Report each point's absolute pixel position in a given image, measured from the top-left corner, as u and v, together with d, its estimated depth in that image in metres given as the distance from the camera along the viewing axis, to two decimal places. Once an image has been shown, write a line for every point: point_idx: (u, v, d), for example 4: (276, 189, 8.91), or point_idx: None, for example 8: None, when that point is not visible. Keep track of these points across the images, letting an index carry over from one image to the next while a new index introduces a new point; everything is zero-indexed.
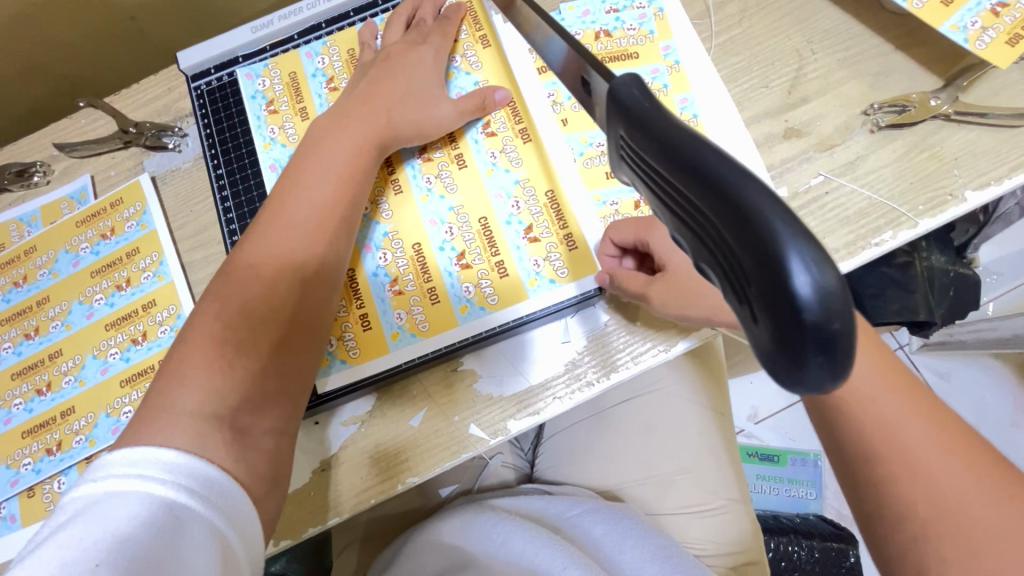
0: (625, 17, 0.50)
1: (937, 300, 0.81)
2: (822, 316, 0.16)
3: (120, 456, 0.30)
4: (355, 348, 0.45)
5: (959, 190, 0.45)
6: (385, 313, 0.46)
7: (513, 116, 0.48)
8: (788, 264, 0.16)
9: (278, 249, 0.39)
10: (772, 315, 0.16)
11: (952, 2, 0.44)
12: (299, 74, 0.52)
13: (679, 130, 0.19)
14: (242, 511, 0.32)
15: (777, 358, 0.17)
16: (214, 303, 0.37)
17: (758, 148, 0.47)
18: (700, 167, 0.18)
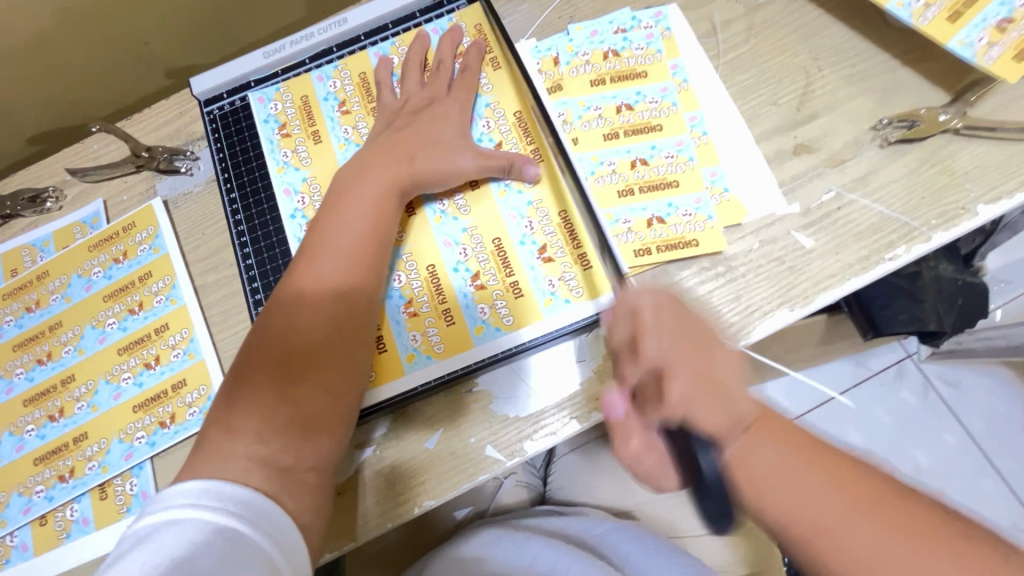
0: (633, 37, 0.51)
1: (946, 309, 0.81)
2: None
3: (181, 487, 0.34)
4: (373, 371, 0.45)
5: (971, 204, 0.45)
6: (400, 336, 0.46)
7: (525, 140, 0.49)
8: None
9: (312, 291, 0.41)
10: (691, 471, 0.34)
11: (958, 20, 0.45)
12: (311, 97, 0.53)
13: None
14: (285, 538, 0.34)
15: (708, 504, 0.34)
16: (258, 349, 0.40)
17: (769, 165, 0.47)
18: None
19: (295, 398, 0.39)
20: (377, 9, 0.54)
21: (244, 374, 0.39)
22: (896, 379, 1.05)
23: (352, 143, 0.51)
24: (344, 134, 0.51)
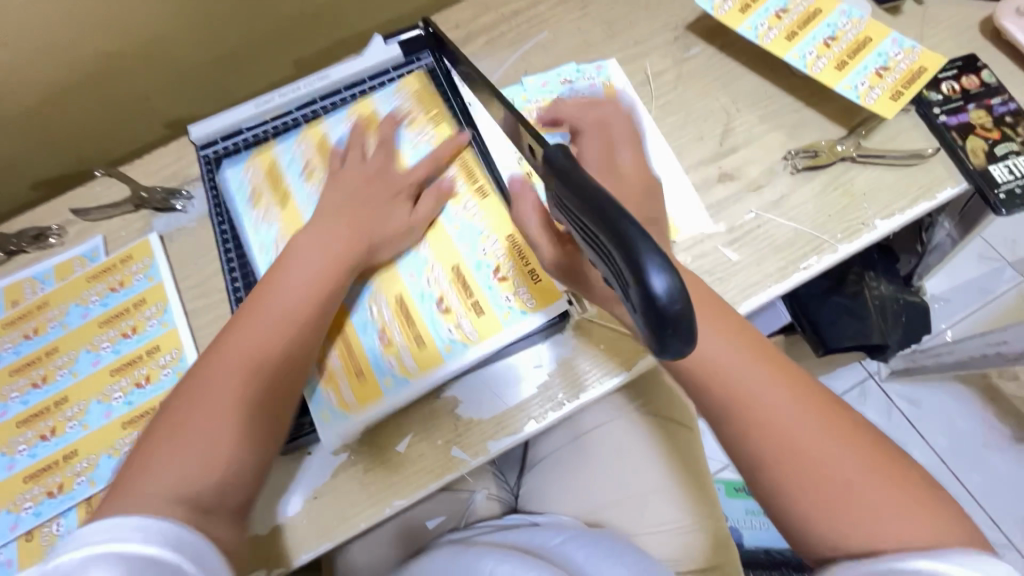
0: (577, 87, 0.59)
1: (891, 327, 0.88)
2: (670, 300, 0.20)
3: (85, 528, 0.34)
4: (355, 398, 0.48)
5: (870, 220, 0.52)
6: (378, 364, 0.49)
7: (468, 180, 0.55)
8: (644, 261, 0.20)
9: (266, 325, 0.45)
10: (643, 311, 0.21)
11: (844, 68, 0.54)
12: (276, 164, 0.59)
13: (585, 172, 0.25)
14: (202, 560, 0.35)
15: (656, 340, 0.21)
16: (188, 386, 0.43)
17: (697, 191, 0.55)
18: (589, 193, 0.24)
19: (245, 420, 0.42)
20: (356, 66, 0.62)
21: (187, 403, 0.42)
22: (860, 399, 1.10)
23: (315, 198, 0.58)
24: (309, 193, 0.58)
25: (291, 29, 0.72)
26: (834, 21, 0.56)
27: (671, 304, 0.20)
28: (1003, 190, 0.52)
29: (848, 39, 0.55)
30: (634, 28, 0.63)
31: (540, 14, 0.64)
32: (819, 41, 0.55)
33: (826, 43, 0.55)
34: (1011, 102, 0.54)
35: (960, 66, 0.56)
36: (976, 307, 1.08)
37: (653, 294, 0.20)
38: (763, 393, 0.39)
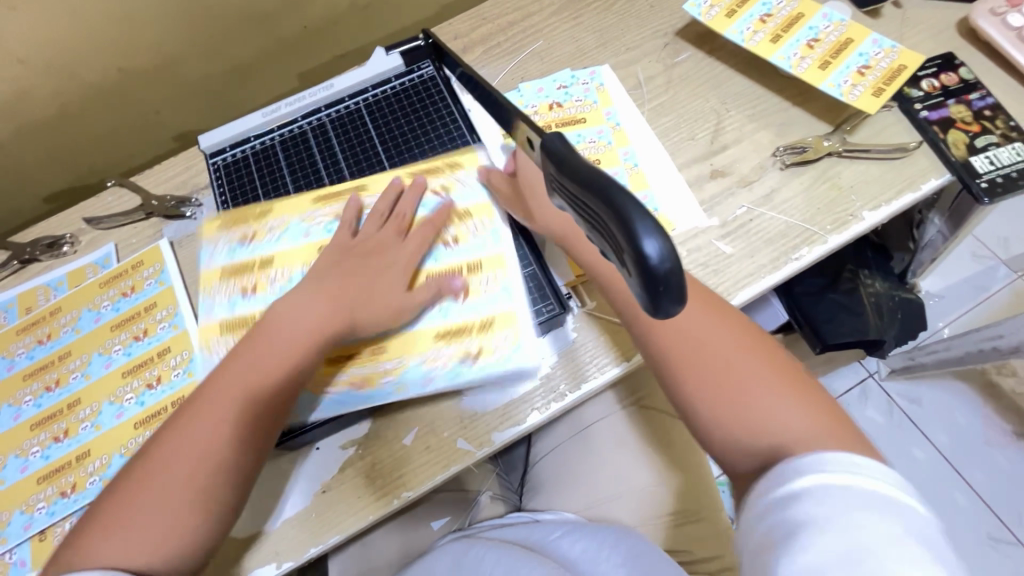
0: (573, 91, 0.61)
1: (887, 323, 0.89)
2: (663, 261, 0.21)
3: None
4: (502, 331, 0.50)
5: (857, 211, 0.53)
6: (474, 305, 0.51)
7: (348, 193, 0.58)
8: (635, 226, 0.21)
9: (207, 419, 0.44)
10: (638, 277, 0.22)
11: (827, 68, 0.56)
12: (224, 320, 0.55)
13: (577, 156, 0.26)
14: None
15: (654, 304, 0.22)
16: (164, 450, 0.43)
17: (690, 187, 0.56)
18: (581, 173, 0.25)
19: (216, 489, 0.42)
20: (359, 76, 0.64)
21: (130, 505, 0.41)
22: (861, 399, 1.11)
23: (296, 220, 0.58)
24: (276, 238, 0.57)
25: (297, 43, 0.74)
26: (816, 24, 0.59)
27: (668, 269, 0.21)
28: (985, 180, 0.53)
29: (830, 40, 0.58)
30: (626, 36, 0.65)
31: (536, 25, 0.67)
32: (802, 43, 0.58)
33: (810, 44, 0.58)
34: (989, 96, 0.57)
35: (939, 64, 0.58)
36: (972, 305, 1.09)
37: (644, 258, 0.21)
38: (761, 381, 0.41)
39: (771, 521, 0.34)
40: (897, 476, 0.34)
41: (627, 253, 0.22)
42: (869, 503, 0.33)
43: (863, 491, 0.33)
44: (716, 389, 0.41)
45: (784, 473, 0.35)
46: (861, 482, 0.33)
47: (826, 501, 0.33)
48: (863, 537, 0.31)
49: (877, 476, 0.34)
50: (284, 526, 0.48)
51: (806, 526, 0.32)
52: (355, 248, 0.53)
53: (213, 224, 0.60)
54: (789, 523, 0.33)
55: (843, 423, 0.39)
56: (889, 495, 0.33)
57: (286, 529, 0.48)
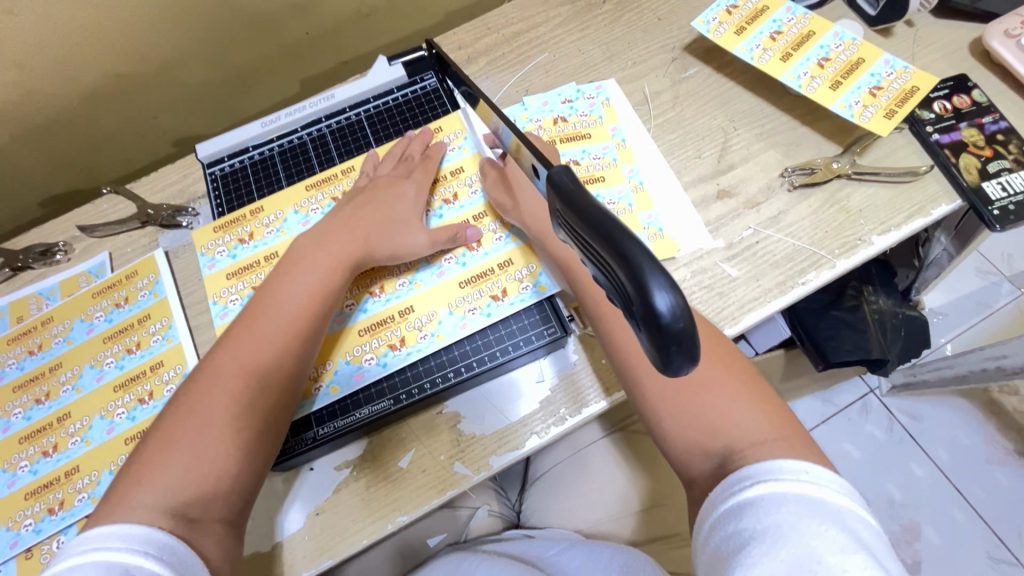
0: (578, 106, 0.61)
1: (890, 340, 0.88)
2: (672, 318, 0.19)
3: (115, 530, 0.35)
4: (521, 266, 0.53)
5: (866, 236, 0.52)
6: (489, 250, 0.54)
7: (340, 176, 0.60)
8: (645, 279, 0.20)
9: (233, 371, 0.44)
10: (646, 329, 0.20)
11: (837, 88, 0.55)
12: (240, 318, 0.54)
13: (584, 197, 0.25)
14: (195, 568, 0.35)
15: (659, 356, 0.21)
16: (176, 418, 0.41)
17: (696, 208, 0.55)
18: (590, 215, 0.24)
19: (237, 456, 0.41)
20: (361, 86, 0.63)
21: (160, 458, 0.39)
22: (861, 414, 1.10)
23: (292, 211, 0.58)
24: (276, 233, 0.58)
25: (298, 50, 0.73)
26: (827, 42, 0.58)
27: (676, 320, 0.19)
28: (997, 207, 0.52)
29: (841, 59, 0.57)
30: (632, 50, 0.64)
31: (541, 36, 0.66)
32: (812, 62, 0.57)
33: (820, 63, 0.57)
34: (1002, 120, 0.56)
35: (951, 86, 0.57)
36: (975, 322, 1.08)
37: (653, 311, 0.20)
38: (765, 415, 0.39)
39: (722, 535, 0.33)
40: (845, 483, 0.34)
41: (631, 301, 0.21)
42: (814, 508, 0.31)
43: (811, 497, 0.32)
44: (678, 399, 0.41)
45: (735, 483, 0.34)
46: (810, 488, 0.32)
47: (775, 507, 0.32)
48: (813, 544, 0.30)
49: (826, 482, 0.33)
50: (274, 548, 0.46)
51: (756, 534, 0.31)
52: (366, 189, 0.56)
53: (208, 231, 0.59)
54: (740, 532, 0.32)
55: (805, 436, 0.39)
56: (838, 502, 0.32)
57: (275, 552, 0.46)
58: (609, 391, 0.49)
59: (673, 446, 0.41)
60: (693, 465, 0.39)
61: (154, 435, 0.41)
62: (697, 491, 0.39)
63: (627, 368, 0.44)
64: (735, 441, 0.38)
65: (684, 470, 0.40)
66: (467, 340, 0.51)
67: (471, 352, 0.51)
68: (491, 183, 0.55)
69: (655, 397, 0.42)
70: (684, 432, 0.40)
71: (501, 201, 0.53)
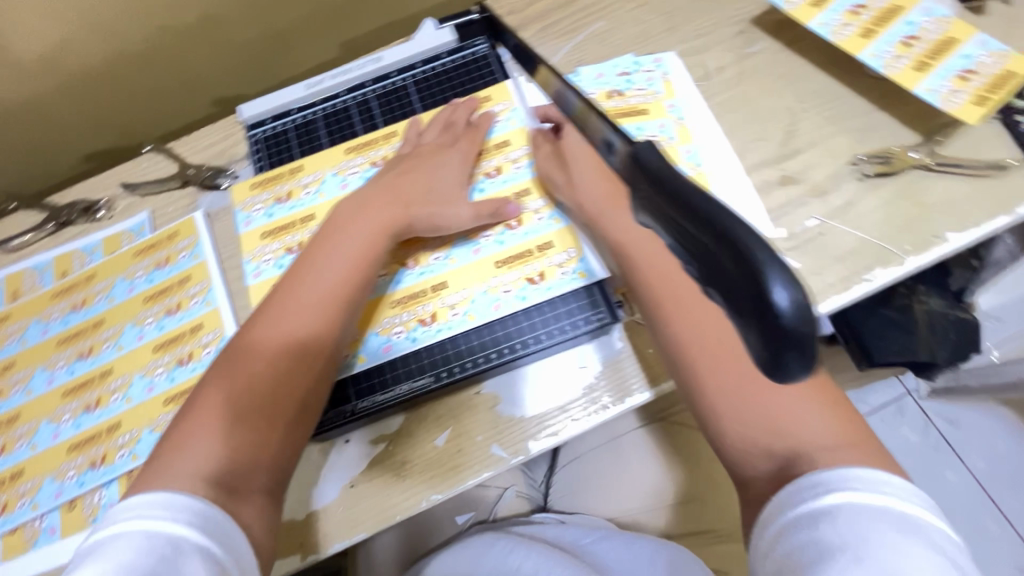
0: (636, 79, 0.57)
1: (939, 342, 0.83)
2: (794, 320, 0.18)
3: (157, 497, 0.34)
4: (562, 250, 0.51)
5: (942, 233, 0.49)
6: (530, 231, 0.52)
7: (381, 141, 0.58)
8: (767, 277, 0.18)
9: (277, 340, 0.43)
10: (760, 331, 0.19)
11: (924, 70, 0.51)
12: (274, 278, 0.54)
13: (677, 177, 0.23)
14: (233, 535, 0.35)
15: (771, 359, 0.19)
16: (220, 385, 0.41)
17: (758, 193, 0.52)
18: (687, 200, 0.21)
19: (284, 423, 0.41)
20: (408, 50, 0.61)
21: (208, 424, 0.40)
22: (896, 416, 1.05)
23: (331, 173, 0.57)
24: (313, 195, 0.56)
25: (342, 10, 0.71)
26: (915, 19, 0.53)
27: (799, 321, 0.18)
28: None
29: (930, 38, 0.52)
30: (695, 20, 0.60)
31: (598, 3, 0.62)
32: (897, 40, 0.52)
33: (905, 42, 0.52)
34: None
35: None
36: None
37: (772, 313, 0.18)
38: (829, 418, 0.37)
39: (793, 542, 0.31)
40: (922, 495, 0.32)
41: (741, 297, 0.19)
42: (897, 522, 0.30)
43: (892, 511, 0.30)
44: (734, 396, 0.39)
45: (807, 489, 0.33)
46: (891, 501, 0.31)
47: (855, 518, 0.30)
48: (901, 561, 0.28)
49: (905, 495, 0.31)
50: (308, 517, 0.46)
51: (837, 545, 0.29)
52: (410, 156, 0.54)
53: (246, 188, 0.59)
54: (818, 542, 0.30)
55: (868, 441, 0.37)
56: (920, 516, 0.30)
57: (309, 520, 0.46)
58: (654, 382, 0.47)
59: (731, 443, 0.39)
60: (752, 466, 0.38)
61: (201, 398, 0.41)
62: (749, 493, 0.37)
63: (681, 359, 0.41)
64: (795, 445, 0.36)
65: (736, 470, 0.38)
66: (500, 321, 0.50)
67: (505, 334, 0.49)
68: (544, 157, 0.52)
69: (713, 391, 0.40)
70: (743, 430, 0.39)
71: (553, 177, 0.51)
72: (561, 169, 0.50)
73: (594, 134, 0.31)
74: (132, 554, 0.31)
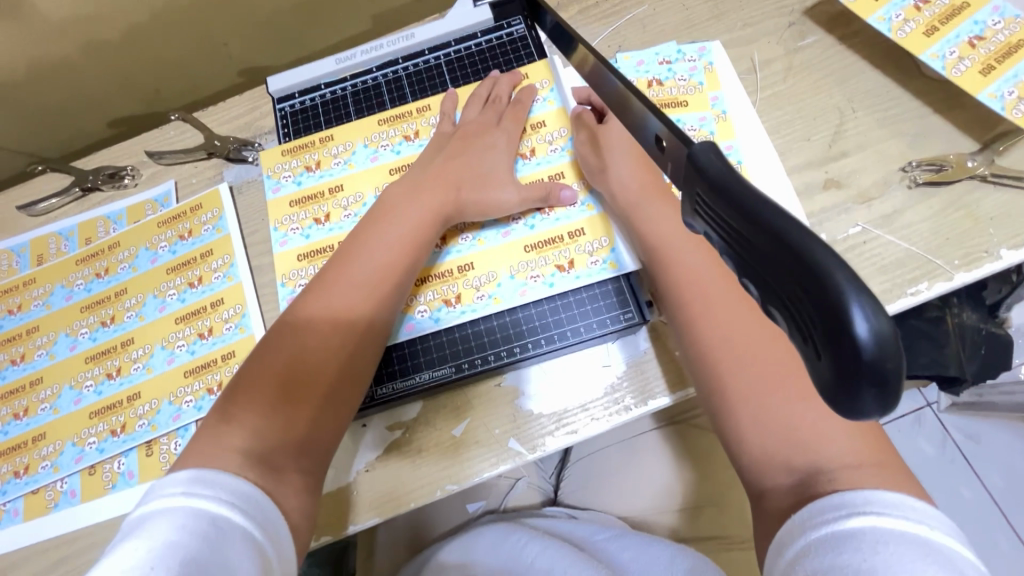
0: (677, 68, 0.55)
1: (968, 356, 0.81)
2: (878, 357, 0.17)
3: (199, 476, 0.33)
4: (593, 238, 0.50)
5: (994, 248, 0.46)
6: (561, 217, 0.51)
7: (414, 114, 0.57)
8: (850, 309, 0.17)
9: (309, 323, 0.42)
10: (836, 364, 0.17)
11: (989, 74, 0.48)
12: (305, 247, 0.53)
13: (746, 187, 0.21)
14: (277, 526, 0.34)
15: (841, 392, 0.18)
16: (255, 364, 0.41)
17: (799, 196, 0.50)
18: (758, 215, 0.20)
19: (316, 406, 0.40)
20: (443, 27, 0.59)
21: (242, 402, 0.39)
22: (914, 427, 1.01)
23: (362, 144, 0.56)
24: (343, 165, 0.56)
25: None
26: (983, 18, 0.49)
27: (881, 354, 0.17)
28: None
29: (998, 39, 0.49)
30: (745, 9, 0.57)
31: None
32: (962, 40, 0.49)
33: (971, 43, 0.49)
34: None
35: None
36: None
37: (853, 347, 0.17)
38: (861, 436, 0.35)
39: (812, 566, 0.29)
40: (951, 525, 0.30)
41: (814, 322, 0.18)
42: (925, 550, 0.28)
43: (920, 538, 0.28)
44: (762, 409, 0.37)
45: (828, 510, 0.31)
46: (918, 527, 0.29)
47: (882, 544, 0.28)
48: None
49: (933, 523, 0.29)
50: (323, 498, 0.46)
51: (864, 572, 0.27)
52: (451, 140, 0.53)
53: (276, 153, 0.57)
54: (842, 567, 0.28)
55: (900, 462, 0.35)
56: (950, 547, 0.28)
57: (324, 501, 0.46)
58: (680, 387, 0.46)
59: (749, 453, 0.37)
60: (767, 478, 0.36)
61: (236, 377, 0.41)
62: (769, 506, 0.36)
63: (709, 365, 0.40)
64: (822, 461, 0.35)
65: (755, 481, 0.37)
66: (525, 308, 0.49)
67: (534, 324, 0.49)
68: (581, 145, 0.51)
69: (740, 401, 0.38)
70: (762, 441, 0.37)
71: (588, 164, 0.50)
72: (603, 157, 0.49)
73: (639, 123, 0.29)
74: (174, 531, 0.30)
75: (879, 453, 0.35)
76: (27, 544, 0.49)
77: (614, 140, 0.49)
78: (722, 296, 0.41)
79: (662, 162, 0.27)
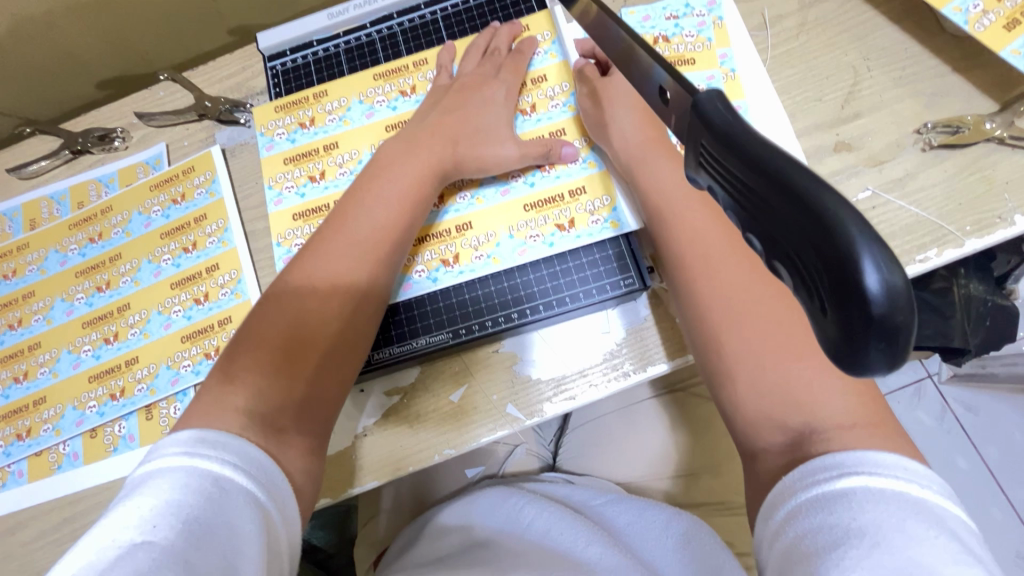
0: (685, 24, 0.52)
1: (972, 329, 0.80)
2: (888, 311, 0.16)
3: (202, 437, 0.33)
4: (594, 197, 0.49)
5: (1008, 214, 0.45)
6: (562, 174, 0.49)
7: (411, 68, 0.55)
8: (861, 262, 0.16)
9: (303, 285, 0.42)
10: (844, 320, 0.17)
11: (1014, 29, 0.45)
12: (301, 207, 0.52)
13: (754, 136, 0.20)
14: (279, 486, 0.34)
15: (847, 348, 0.17)
16: (251, 324, 0.41)
17: (807, 159, 0.48)
18: (768, 166, 0.19)
19: (312, 369, 0.40)
20: None
21: (238, 362, 0.39)
22: (914, 399, 1.01)
23: (357, 100, 0.54)
24: (338, 122, 0.54)
25: None
26: None
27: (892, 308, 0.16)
28: None
29: None
30: None
31: None
32: None
33: None
34: None
35: None
36: None
37: (862, 301, 0.16)
38: (860, 398, 0.35)
39: (802, 527, 0.29)
40: (945, 485, 0.29)
41: (822, 276, 0.17)
42: (915, 510, 0.27)
43: (911, 498, 0.28)
44: (759, 371, 0.37)
45: (819, 472, 0.30)
46: (910, 487, 0.28)
47: (872, 504, 0.28)
48: (922, 551, 0.25)
49: (926, 482, 0.29)
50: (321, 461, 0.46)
51: (853, 533, 0.27)
52: (447, 98, 0.51)
53: (269, 110, 0.55)
54: (831, 528, 0.28)
55: (898, 424, 0.35)
56: (943, 506, 0.28)
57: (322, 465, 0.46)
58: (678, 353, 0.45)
59: (744, 415, 0.37)
60: (761, 438, 0.36)
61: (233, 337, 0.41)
62: (762, 466, 0.35)
63: (708, 327, 0.39)
64: (817, 421, 0.34)
65: (749, 442, 0.37)
66: (524, 270, 0.48)
67: (533, 288, 0.48)
68: (583, 101, 0.49)
69: (737, 362, 0.38)
70: (757, 403, 0.36)
71: (592, 121, 0.48)
72: (607, 114, 0.47)
73: (644, 74, 0.27)
74: (178, 490, 0.30)
75: (877, 415, 0.34)
76: (33, 504, 0.49)
77: (618, 95, 0.47)
78: (723, 258, 0.40)
79: (667, 115, 0.26)
